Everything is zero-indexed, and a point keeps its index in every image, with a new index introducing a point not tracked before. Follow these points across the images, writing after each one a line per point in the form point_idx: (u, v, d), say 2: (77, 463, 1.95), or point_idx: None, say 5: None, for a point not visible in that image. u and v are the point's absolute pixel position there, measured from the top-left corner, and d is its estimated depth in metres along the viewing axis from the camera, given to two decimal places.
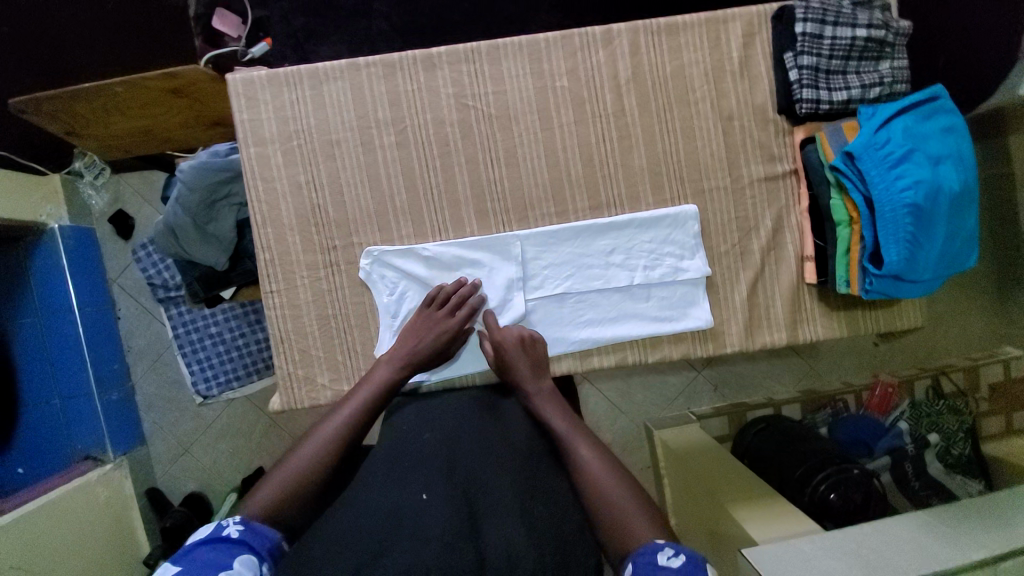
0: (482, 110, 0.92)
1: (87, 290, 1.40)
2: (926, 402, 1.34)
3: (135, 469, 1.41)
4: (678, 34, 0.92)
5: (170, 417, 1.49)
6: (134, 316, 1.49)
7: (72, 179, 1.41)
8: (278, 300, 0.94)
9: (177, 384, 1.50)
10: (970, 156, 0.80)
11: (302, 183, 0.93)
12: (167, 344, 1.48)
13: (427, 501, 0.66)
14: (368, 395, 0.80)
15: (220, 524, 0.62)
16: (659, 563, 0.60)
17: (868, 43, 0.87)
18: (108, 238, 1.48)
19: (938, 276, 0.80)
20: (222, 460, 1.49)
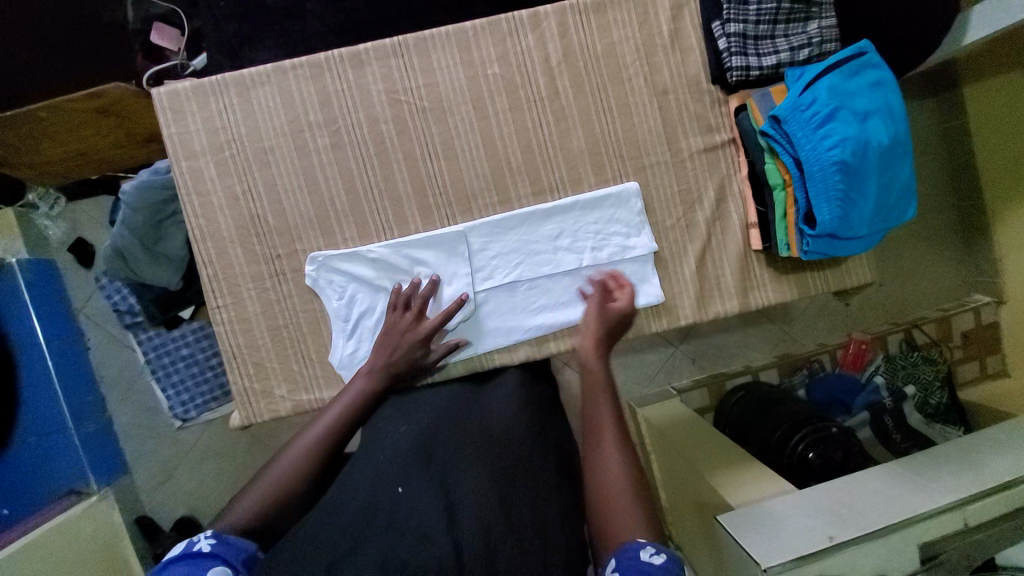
0: (415, 104, 0.91)
1: (52, 323, 1.37)
2: (901, 355, 1.48)
3: (119, 498, 1.39)
4: (607, 11, 0.91)
5: (150, 444, 1.47)
6: (104, 345, 1.47)
7: (28, 211, 1.40)
8: (226, 315, 0.93)
9: (153, 410, 1.48)
10: (901, 108, 0.79)
11: (238, 194, 0.91)
12: (139, 369, 1.46)
13: (405, 494, 0.64)
14: (344, 406, 0.80)
15: (193, 540, 0.61)
16: (644, 560, 0.58)
17: (794, 4, 0.86)
18: (70, 268, 1.45)
19: (876, 231, 0.81)
20: (206, 482, 1.48)
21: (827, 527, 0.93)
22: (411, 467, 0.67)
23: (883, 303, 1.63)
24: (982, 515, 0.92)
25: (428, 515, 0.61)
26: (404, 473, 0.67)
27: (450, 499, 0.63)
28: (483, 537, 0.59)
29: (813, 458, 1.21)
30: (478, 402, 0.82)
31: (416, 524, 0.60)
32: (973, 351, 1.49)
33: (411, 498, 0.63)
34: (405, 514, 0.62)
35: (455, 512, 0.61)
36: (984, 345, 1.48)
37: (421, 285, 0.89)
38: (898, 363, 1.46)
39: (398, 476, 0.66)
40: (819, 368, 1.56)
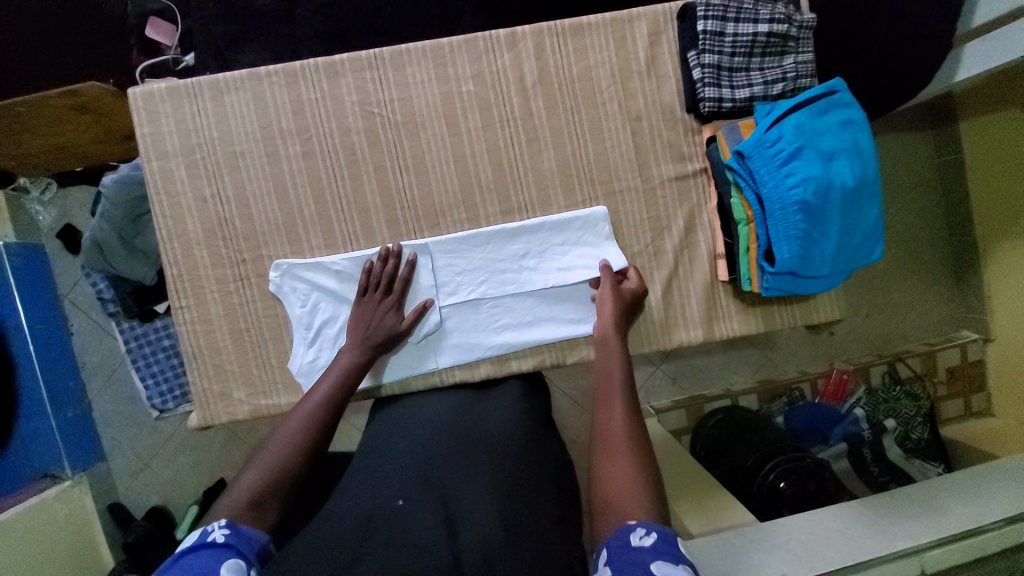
0: (388, 117, 0.91)
1: (39, 308, 1.36)
2: (884, 389, 1.45)
3: (94, 485, 1.38)
4: (584, 35, 0.91)
5: (128, 433, 1.46)
6: (88, 332, 1.46)
7: (19, 195, 1.38)
8: (188, 316, 0.92)
9: (134, 399, 1.46)
10: (870, 148, 0.79)
11: (207, 197, 0.91)
12: (120, 358, 1.45)
13: (404, 507, 0.62)
14: (326, 392, 0.80)
15: (205, 530, 0.60)
16: (633, 544, 0.56)
17: (769, 38, 0.87)
18: (58, 253, 1.44)
19: (838, 271, 0.80)
20: (182, 473, 1.46)
21: (781, 566, 0.92)
22: (413, 479, 0.66)
23: (865, 333, 1.59)
24: (943, 562, 0.89)
25: (420, 530, 0.58)
26: (404, 486, 0.65)
27: (449, 511, 0.61)
28: (483, 550, 0.56)
29: (784, 488, 1.19)
30: (433, 416, 0.82)
31: (415, 538, 0.57)
32: (958, 388, 1.47)
33: (407, 513, 0.61)
34: (401, 529, 0.59)
35: (454, 524, 0.59)
36: (971, 383, 1.46)
37: (384, 260, 0.89)
38: (880, 395, 1.43)
39: (398, 490, 0.65)
40: (799, 396, 1.52)
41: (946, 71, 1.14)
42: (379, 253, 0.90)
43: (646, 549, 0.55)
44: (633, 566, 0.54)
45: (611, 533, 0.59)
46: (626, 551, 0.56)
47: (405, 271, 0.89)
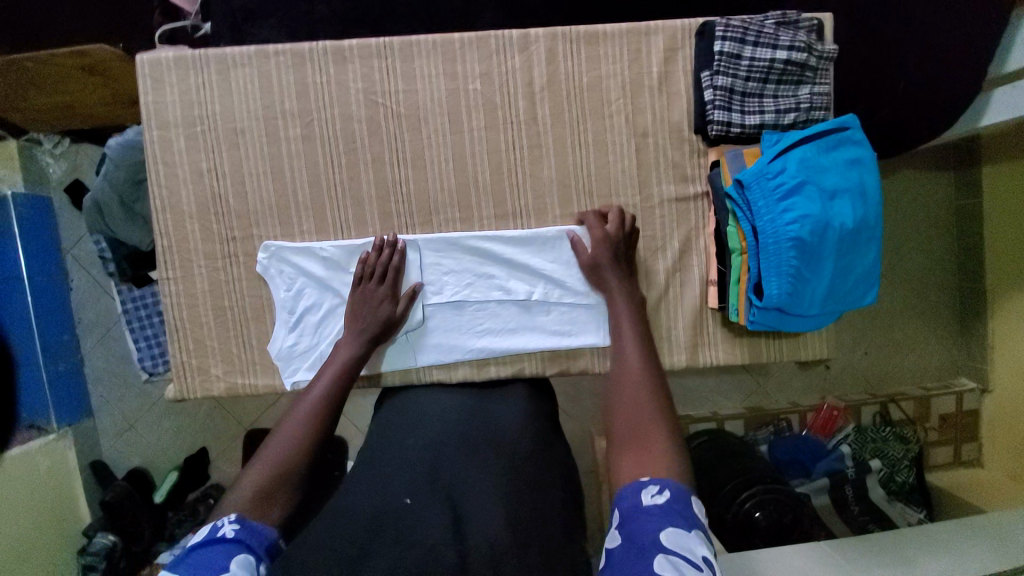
0: (391, 108, 0.90)
1: (41, 261, 1.36)
2: (873, 428, 1.39)
3: (79, 439, 1.39)
4: (598, 44, 0.89)
5: (116, 393, 1.46)
6: (86, 288, 1.46)
7: (31, 146, 1.37)
8: (174, 287, 0.93)
9: (125, 359, 1.46)
10: (875, 191, 0.78)
11: (204, 171, 0.91)
12: (116, 318, 1.45)
13: (412, 505, 0.61)
14: (332, 381, 0.80)
15: (215, 524, 0.61)
16: (645, 503, 0.58)
17: (787, 66, 0.85)
18: (66, 209, 1.43)
19: (827, 311, 0.80)
20: (166, 436, 1.46)
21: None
22: (420, 481, 0.64)
23: (864, 371, 1.52)
24: None
25: (433, 527, 0.57)
26: (413, 484, 0.64)
27: (457, 511, 0.59)
28: (490, 549, 0.55)
29: (758, 518, 1.16)
30: (408, 414, 0.83)
31: (422, 537, 0.56)
32: (950, 436, 1.44)
33: (415, 512, 0.60)
34: (411, 527, 0.58)
35: (461, 526, 0.57)
36: (962, 432, 1.44)
37: (380, 252, 0.89)
38: (868, 436, 1.37)
39: (406, 488, 0.64)
40: (786, 427, 1.43)
41: (970, 117, 1.11)
42: (376, 243, 0.89)
43: (658, 507, 0.58)
44: (643, 518, 0.57)
45: (622, 490, 0.62)
46: (635, 511, 0.59)
47: (399, 263, 0.89)
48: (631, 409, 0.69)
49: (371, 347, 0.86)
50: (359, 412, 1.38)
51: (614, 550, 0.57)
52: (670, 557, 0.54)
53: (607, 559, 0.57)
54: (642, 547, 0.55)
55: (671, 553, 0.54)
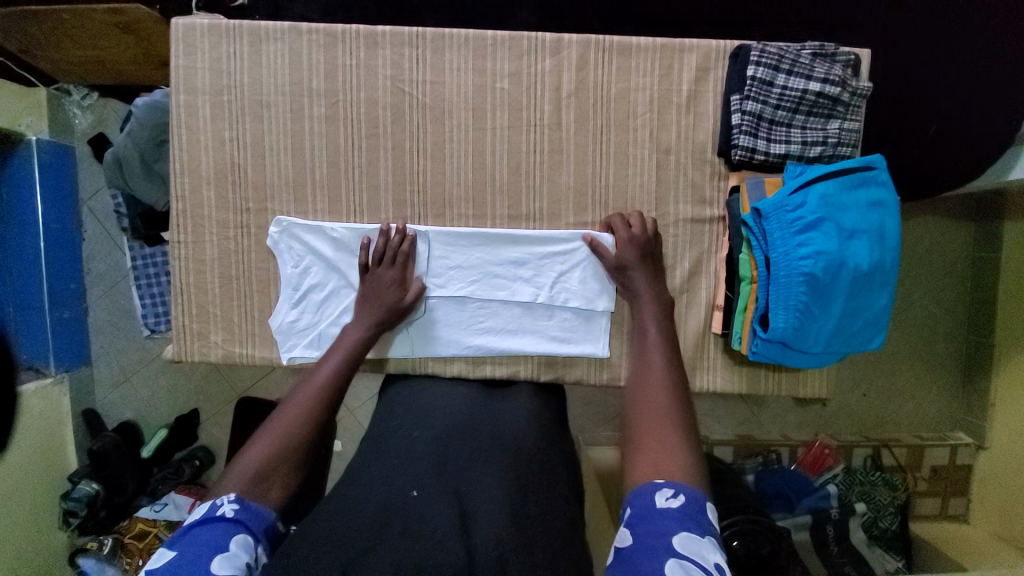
0: (417, 98, 0.90)
1: (56, 207, 1.38)
2: (863, 470, 1.37)
3: (75, 388, 1.41)
4: (631, 56, 0.89)
5: (116, 346, 1.47)
6: (97, 241, 1.46)
7: (60, 95, 1.38)
8: (184, 251, 0.93)
9: (129, 314, 1.47)
10: (895, 235, 0.77)
11: (225, 139, 0.91)
12: (124, 273, 1.45)
13: (418, 498, 0.60)
14: (337, 362, 0.81)
15: (214, 503, 0.61)
16: (659, 504, 0.58)
17: (818, 99, 0.84)
18: (87, 160, 1.44)
19: (832, 351, 0.79)
20: (160, 394, 1.48)
21: None
22: (425, 471, 0.64)
23: (860, 413, 1.50)
24: None
25: (441, 524, 0.56)
26: (419, 476, 0.63)
27: (464, 507, 0.59)
28: (496, 548, 0.54)
29: (735, 546, 1.15)
30: (401, 405, 0.83)
31: (433, 528, 0.55)
32: (938, 488, 1.41)
33: (423, 505, 0.59)
34: (419, 519, 0.57)
35: (468, 521, 0.57)
36: (953, 486, 1.42)
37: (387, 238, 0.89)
38: (857, 477, 1.36)
39: (413, 480, 0.63)
40: (776, 459, 1.39)
41: (1000, 167, 1.09)
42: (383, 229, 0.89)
43: (672, 510, 0.57)
44: (654, 521, 0.57)
45: (636, 490, 0.61)
46: (650, 513, 0.58)
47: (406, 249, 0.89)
48: (644, 423, 0.69)
49: (381, 330, 0.87)
50: (359, 399, 1.39)
51: (624, 548, 0.56)
52: (682, 561, 0.53)
53: (616, 557, 0.57)
54: (654, 551, 0.54)
55: (684, 559, 0.53)
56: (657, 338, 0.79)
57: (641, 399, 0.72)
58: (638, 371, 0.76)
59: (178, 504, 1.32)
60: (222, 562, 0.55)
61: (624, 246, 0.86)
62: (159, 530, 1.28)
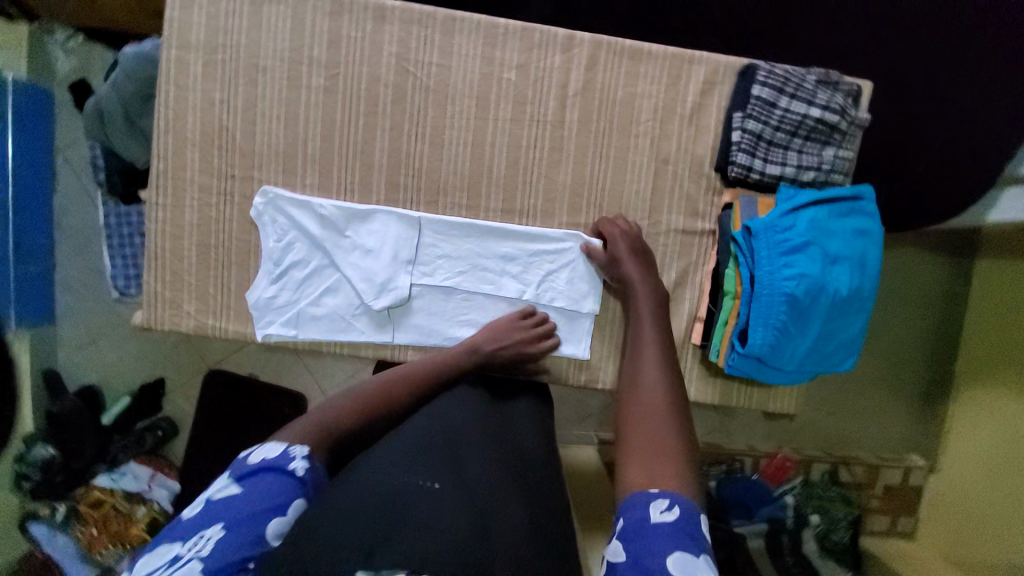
0: (421, 79, 0.88)
1: (28, 154, 1.30)
2: (820, 485, 1.40)
3: (35, 346, 1.34)
4: (640, 61, 0.88)
5: (83, 305, 1.42)
6: (72, 194, 1.39)
7: (41, 34, 1.30)
8: (162, 214, 0.90)
9: (99, 273, 1.42)
10: (874, 265, 0.79)
11: (216, 102, 0.88)
12: (99, 229, 1.39)
13: (439, 491, 0.54)
14: (405, 372, 0.75)
15: (291, 451, 0.58)
16: (653, 519, 0.55)
17: (817, 124, 0.86)
18: (66, 107, 1.37)
19: (803, 371, 0.81)
20: (126, 359, 1.43)
21: None
22: (440, 461, 0.58)
23: (824, 432, 1.55)
24: None
25: (461, 520, 0.50)
26: (436, 467, 0.57)
27: (481, 506, 0.54)
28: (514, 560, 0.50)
29: None
30: None
31: (453, 522, 0.50)
32: (891, 506, 1.45)
33: (441, 497, 0.53)
34: (445, 517, 0.50)
35: (487, 523, 0.52)
36: (903, 505, 1.46)
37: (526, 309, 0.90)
38: (817, 491, 1.37)
39: (430, 470, 0.56)
40: (739, 469, 1.42)
41: (980, 207, 1.13)
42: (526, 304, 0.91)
43: (667, 524, 0.55)
44: (645, 535, 0.54)
45: (628, 500, 0.58)
46: (644, 528, 0.55)
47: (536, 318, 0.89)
48: (620, 429, 0.69)
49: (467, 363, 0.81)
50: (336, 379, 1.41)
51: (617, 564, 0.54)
52: None
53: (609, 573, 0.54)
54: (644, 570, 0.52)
55: None
56: (640, 345, 0.80)
57: (630, 401, 0.72)
58: (631, 376, 0.75)
59: (139, 475, 1.30)
60: (275, 529, 0.52)
61: (614, 252, 0.87)
62: (115, 500, 1.25)
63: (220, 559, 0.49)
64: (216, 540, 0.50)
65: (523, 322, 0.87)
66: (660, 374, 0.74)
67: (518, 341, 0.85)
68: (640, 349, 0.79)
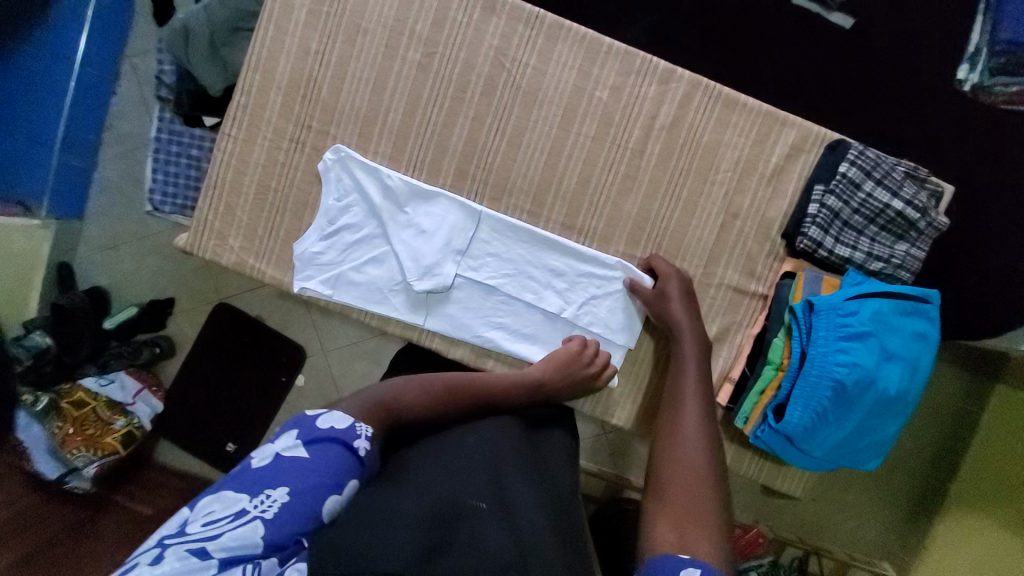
0: (514, 78, 0.88)
1: (98, 52, 1.31)
2: (787, 568, 1.30)
3: (58, 238, 1.34)
4: (733, 111, 0.87)
5: (114, 211, 1.40)
6: (130, 101, 1.39)
7: None
8: (231, 146, 0.90)
9: (138, 183, 1.40)
10: (925, 369, 0.78)
11: (310, 51, 0.88)
12: (147, 141, 1.39)
13: (485, 511, 0.61)
14: (464, 379, 0.77)
15: (356, 428, 0.62)
16: None
17: (896, 218, 0.85)
18: (145, 14, 1.37)
19: (829, 460, 0.80)
20: (140, 274, 1.40)
21: None
22: (486, 481, 0.64)
23: (801, 514, 1.42)
24: None
25: (498, 544, 0.57)
26: (482, 486, 0.63)
27: (515, 527, 0.60)
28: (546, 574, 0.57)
29: None
30: None
31: (494, 545, 0.57)
32: None
33: (484, 518, 0.60)
34: (479, 536, 0.58)
35: (521, 551, 0.58)
36: None
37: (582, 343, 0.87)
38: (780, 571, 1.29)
39: (478, 490, 0.63)
40: None
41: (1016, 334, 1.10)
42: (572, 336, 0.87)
43: None
44: None
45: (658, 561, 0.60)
46: None
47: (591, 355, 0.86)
48: None
49: (523, 385, 0.80)
50: (339, 342, 1.39)
51: None
52: None
53: None
54: None
55: None
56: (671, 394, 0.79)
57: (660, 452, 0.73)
58: (670, 424, 0.76)
59: (125, 386, 1.32)
60: (331, 506, 0.57)
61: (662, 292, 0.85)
62: (97, 405, 1.26)
63: (283, 522, 0.54)
64: (281, 504, 0.55)
65: (581, 359, 0.84)
66: (699, 431, 0.74)
67: (576, 379, 0.83)
68: (680, 395, 0.79)
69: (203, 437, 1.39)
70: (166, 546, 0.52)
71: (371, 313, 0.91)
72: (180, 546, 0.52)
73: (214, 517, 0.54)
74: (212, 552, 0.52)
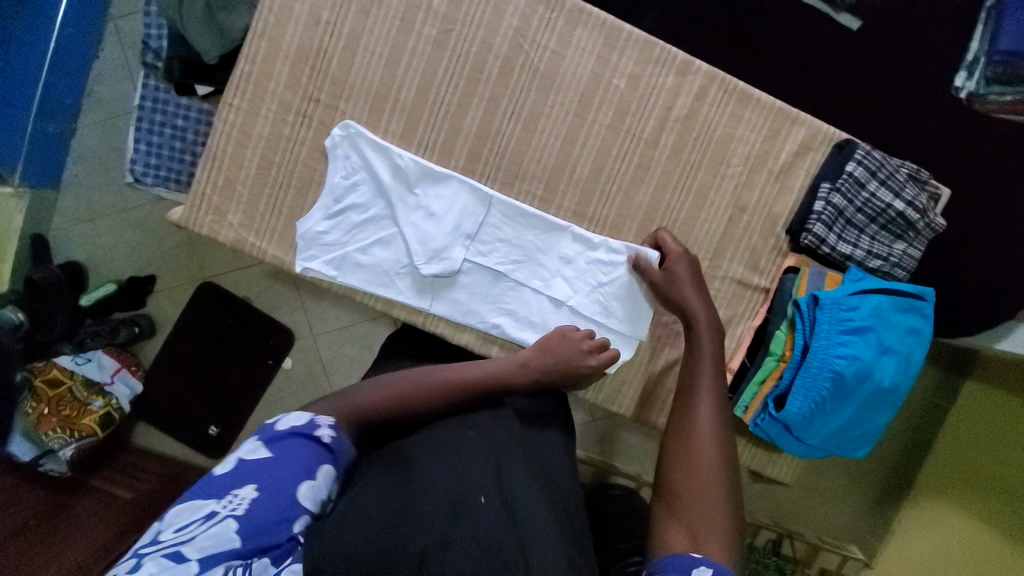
0: (532, 60, 0.86)
1: (77, 10, 1.23)
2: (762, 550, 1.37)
3: (32, 208, 1.26)
4: (747, 106, 0.88)
5: (92, 181, 1.33)
6: (111, 66, 1.31)
7: None
8: (233, 117, 0.86)
9: (118, 153, 1.32)
10: (917, 362, 0.82)
11: (321, 21, 0.84)
12: (128, 109, 1.31)
13: (485, 505, 0.63)
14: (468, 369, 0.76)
15: (316, 421, 0.65)
16: None
17: (896, 218, 0.88)
18: None
19: (822, 448, 0.84)
20: (120, 248, 1.34)
21: None
22: (486, 475, 0.66)
23: (778, 498, 1.46)
24: None
25: (497, 534, 0.60)
26: (483, 481, 0.65)
27: (515, 518, 0.63)
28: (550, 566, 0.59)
29: None
30: None
31: (494, 539, 0.59)
32: None
33: (484, 513, 0.62)
34: (478, 528, 0.60)
35: (523, 540, 0.61)
36: None
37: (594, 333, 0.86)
38: (754, 554, 1.36)
39: (480, 485, 0.65)
40: None
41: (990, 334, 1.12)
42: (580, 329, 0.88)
43: None
44: None
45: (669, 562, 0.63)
46: None
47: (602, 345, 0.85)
48: None
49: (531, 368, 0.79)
50: (331, 325, 1.37)
51: None
52: None
53: None
54: None
55: None
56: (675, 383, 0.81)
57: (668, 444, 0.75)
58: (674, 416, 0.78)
59: (103, 365, 1.27)
60: (307, 492, 0.59)
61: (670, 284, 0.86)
62: (74, 384, 1.23)
63: (256, 515, 0.56)
64: (250, 501, 0.57)
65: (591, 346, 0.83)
66: (700, 422, 0.76)
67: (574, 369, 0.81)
68: (683, 385, 0.81)
69: (186, 419, 1.35)
70: (141, 556, 0.53)
71: (375, 294, 0.90)
72: (155, 555, 0.53)
73: (185, 524, 0.55)
74: (188, 554, 0.53)
